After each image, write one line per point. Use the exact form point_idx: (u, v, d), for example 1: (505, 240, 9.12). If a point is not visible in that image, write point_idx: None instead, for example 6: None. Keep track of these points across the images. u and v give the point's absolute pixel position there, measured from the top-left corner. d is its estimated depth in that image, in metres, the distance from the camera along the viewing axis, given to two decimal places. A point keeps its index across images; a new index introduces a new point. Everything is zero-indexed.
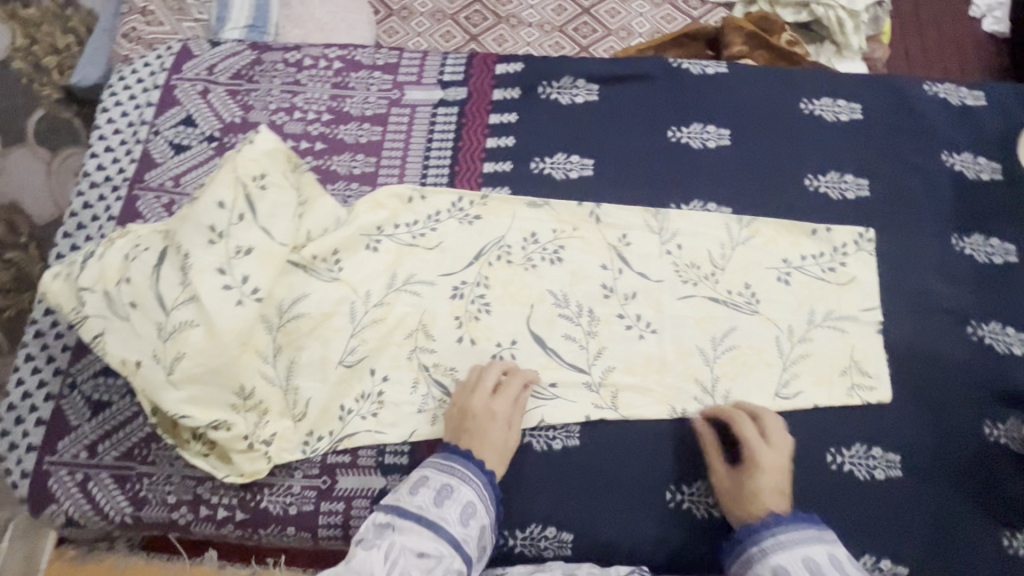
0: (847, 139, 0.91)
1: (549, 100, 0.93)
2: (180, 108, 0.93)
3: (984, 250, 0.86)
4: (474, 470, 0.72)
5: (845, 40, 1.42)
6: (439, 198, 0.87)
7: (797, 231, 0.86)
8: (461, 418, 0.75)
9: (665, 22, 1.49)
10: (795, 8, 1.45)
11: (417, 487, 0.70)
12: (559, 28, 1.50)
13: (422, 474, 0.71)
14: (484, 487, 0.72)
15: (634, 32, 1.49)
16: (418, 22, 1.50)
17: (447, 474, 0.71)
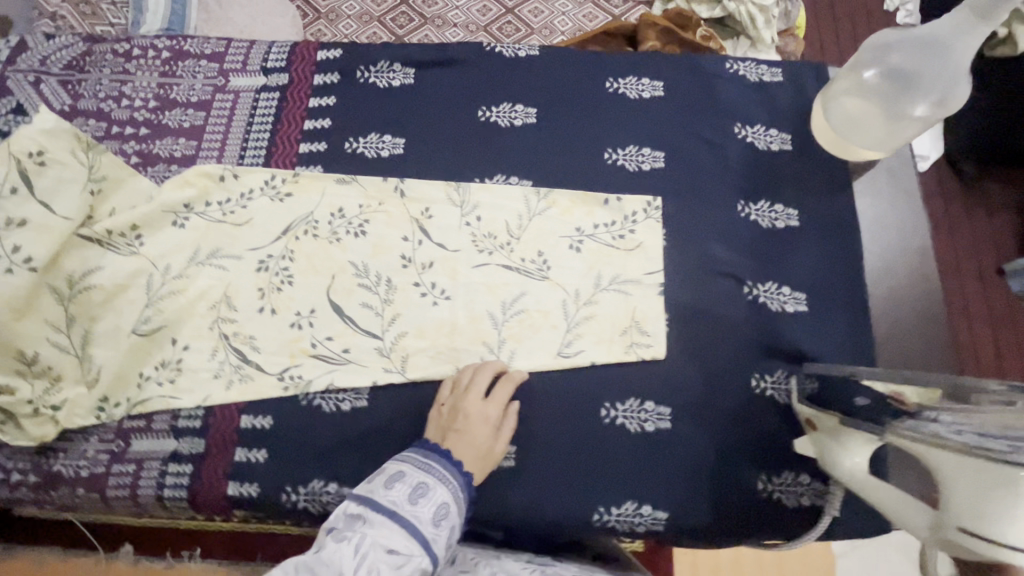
0: (647, 115, 0.96)
1: (367, 84, 0.98)
2: (11, 97, 0.97)
3: (768, 216, 0.91)
4: (455, 474, 0.71)
5: (758, 34, 1.47)
6: (251, 177, 0.92)
7: (590, 201, 0.91)
8: (454, 416, 0.77)
9: (585, 20, 1.56)
10: (709, 6, 1.53)
11: (392, 481, 0.68)
12: (483, 28, 1.54)
13: (397, 470, 0.70)
14: (460, 491, 0.71)
15: (555, 30, 1.55)
16: (345, 24, 1.51)
17: (424, 472, 0.70)
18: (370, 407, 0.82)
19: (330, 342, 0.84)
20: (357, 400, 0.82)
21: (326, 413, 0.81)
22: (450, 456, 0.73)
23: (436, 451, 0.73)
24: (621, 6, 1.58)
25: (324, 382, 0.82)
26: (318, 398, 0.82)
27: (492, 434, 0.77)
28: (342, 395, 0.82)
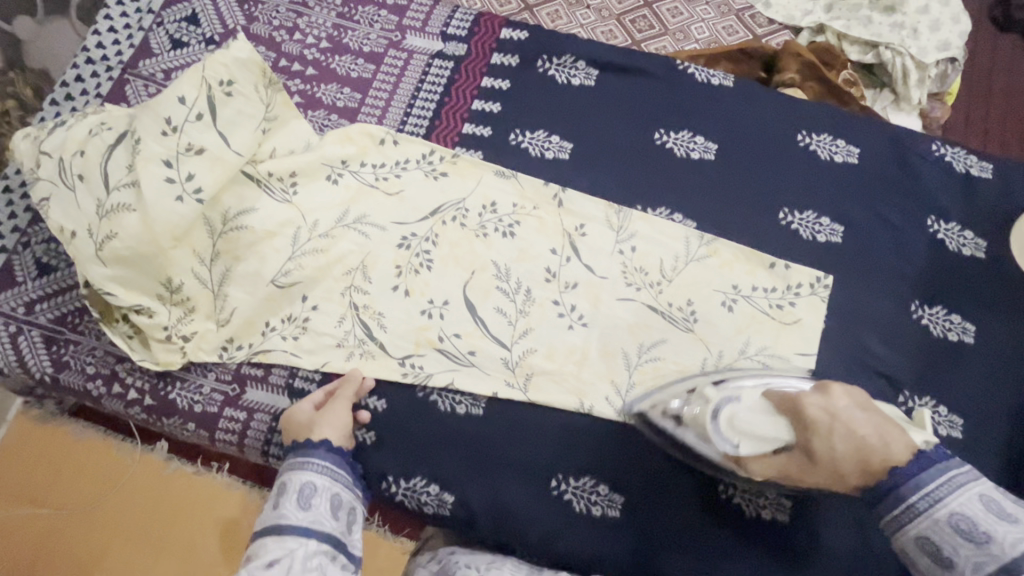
0: (834, 181, 0.88)
1: (546, 76, 0.92)
2: (187, 5, 0.94)
3: (942, 324, 0.83)
4: (322, 453, 0.70)
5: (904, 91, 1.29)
6: (410, 147, 0.88)
7: (755, 260, 0.85)
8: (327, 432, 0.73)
9: (724, 33, 1.34)
10: (862, 47, 1.33)
11: (285, 494, 0.65)
12: (615, 15, 1.36)
13: (282, 483, 0.67)
14: (336, 465, 0.71)
15: (690, 36, 1.35)
16: None
17: (297, 472, 0.68)
18: (484, 417, 0.79)
19: (457, 340, 0.81)
20: (473, 407, 0.79)
21: (439, 411, 0.79)
22: (312, 446, 0.71)
23: (302, 446, 0.71)
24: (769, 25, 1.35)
25: (444, 380, 0.79)
26: (435, 394, 0.79)
27: (324, 411, 0.74)
28: (458, 398, 0.79)
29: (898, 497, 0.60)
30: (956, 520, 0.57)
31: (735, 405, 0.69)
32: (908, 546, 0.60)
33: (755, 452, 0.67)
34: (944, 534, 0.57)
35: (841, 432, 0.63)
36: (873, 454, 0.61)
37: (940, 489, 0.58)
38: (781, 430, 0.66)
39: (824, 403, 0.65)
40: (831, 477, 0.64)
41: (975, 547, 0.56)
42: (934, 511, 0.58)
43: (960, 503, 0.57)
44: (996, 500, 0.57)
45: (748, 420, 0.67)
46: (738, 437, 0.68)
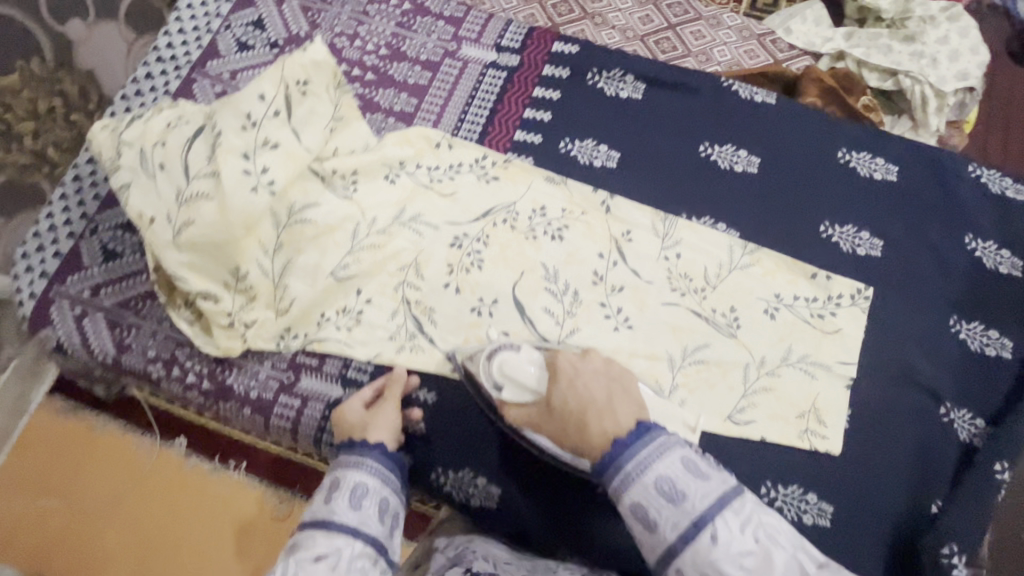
0: (873, 197, 0.91)
1: (595, 88, 0.96)
2: (254, 10, 0.98)
3: (980, 339, 0.85)
4: (375, 456, 0.70)
5: (924, 118, 1.37)
6: (464, 151, 0.91)
7: (797, 270, 0.87)
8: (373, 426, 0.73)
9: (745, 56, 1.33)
10: (882, 76, 1.41)
11: (333, 491, 0.66)
12: (639, 38, 1.37)
13: (334, 481, 0.68)
14: (387, 471, 0.70)
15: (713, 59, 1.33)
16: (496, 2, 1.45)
17: (354, 470, 0.68)
18: None
19: (505, 337, 0.83)
20: None
21: (488, 406, 0.80)
22: (368, 447, 0.71)
23: (357, 448, 0.71)
24: (787, 49, 1.39)
25: None
26: None
27: (374, 412, 0.75)
28: None
29: (617, 467, 0.60)
30: (660, 481, 0.58)
31: (512, 355, 0.74)
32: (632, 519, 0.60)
33: (515, 398, 0.73)
34: (653, 499, 0.58)
35: (578, 388, 0.67)
36: (595, 411, 0.65)
37: (654, 459, 0.59)
38: (537, 382, 0.72)
39: (576, 363, 0.70)
40: (559, 429, 0.68)
41: (673, 507, 0.57)
42: (643, 477, 0.59)
43: (665, 466, 0.59)
44: (695, 461, 0.60)
45: (521, 371, 0.73)
46: (503, 381, 0.74)
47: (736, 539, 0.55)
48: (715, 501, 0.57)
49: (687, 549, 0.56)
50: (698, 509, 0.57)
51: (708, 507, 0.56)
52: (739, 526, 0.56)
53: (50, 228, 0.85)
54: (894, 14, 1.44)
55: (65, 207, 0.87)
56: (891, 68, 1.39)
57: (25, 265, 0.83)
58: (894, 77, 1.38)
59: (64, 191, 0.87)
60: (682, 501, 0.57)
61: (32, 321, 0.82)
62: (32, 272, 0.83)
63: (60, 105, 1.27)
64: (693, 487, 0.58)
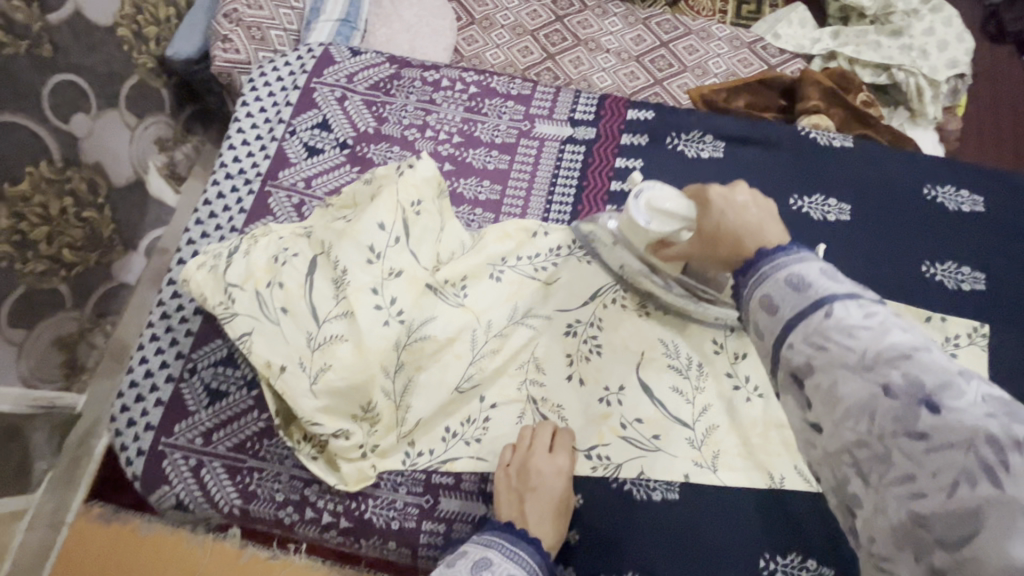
0: (966, 231, 0.92)
1: (676, 151, 0.95)
2: (317, 111, 0.95)
3: (954, 277, 0.90)
4: (534, 554, 0.69)
5: (921, 108, 1.48)
6: (561, 236, 0.89)
7: (911, 315, 0.87)
8: (524, 480, 0.74)
9: (741, 66, 1.52)
10: (875, 71, 1.52)
11: (480, 570, 0.66)
12: (635, 57, 1.54)
13: (483, 556, 0.67)
14: (540, 570, 0.69)
15: (709, 71, 1.52)
16: (498, 34, 1.57)
17: (514, 563, 0.67)
18: (681, 503, 0.78)
19: (640, 425, 0.81)
20: (668, 492, 0.79)
21: (637, 501, 0.78)
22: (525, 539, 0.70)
23: (519, 537, 0.70)
24: (778, 55, 1.54)
25: (635, 470, 0.79)
26: (629, 483, 0.79)
27: (539, 477, 0.74)
28: (653, 484, 0.79)
29: (753, 271, 0.50)
30: (791, 278, 0.47)
31: (656, 191, 0.77)
32: (756, 311, 0.49)
33: (661, 228, 0.76)
34: (780, 291, 0.47)
35: (734, 209, 0.61)
36: (748, 234, 0.58)
37: (787, 261, 0.48)
38: (686, 210, 0.73)
39: (729, 194, 0.64)
40: (708, 248, 0.64)
41: (800, 298, 0.45)
42: (775, 275, 0.48)
43: (801, 267, 0.47)
44: (835, 273, 0.46)
45: (662, 201, 0.75)
46: (650, 216, 0.77)
47: (850, 314, 0.42)
48: (846, 297, 0.43)
49: (798, 325, 0.44)
50: (823, 298, 0.44)
51: (836, 292, 0.43)
52: (863, 316, 0.42)
53: (147, 374, 0.81)
54: (876, 11, 1.58)
55: (158, 348, 0.82)
56: (882, 63, 1.51)
57: (127, 418, 0.79)
58: (888, 70, 1.50)
59: (154, 331, 0.83)
60: (808, 290, 0.45)
61: (146, 478, 0.77)
62: (136, 425, 0.79)
63: (67, 204, 1.11)
64: (823, 286, 0.44)
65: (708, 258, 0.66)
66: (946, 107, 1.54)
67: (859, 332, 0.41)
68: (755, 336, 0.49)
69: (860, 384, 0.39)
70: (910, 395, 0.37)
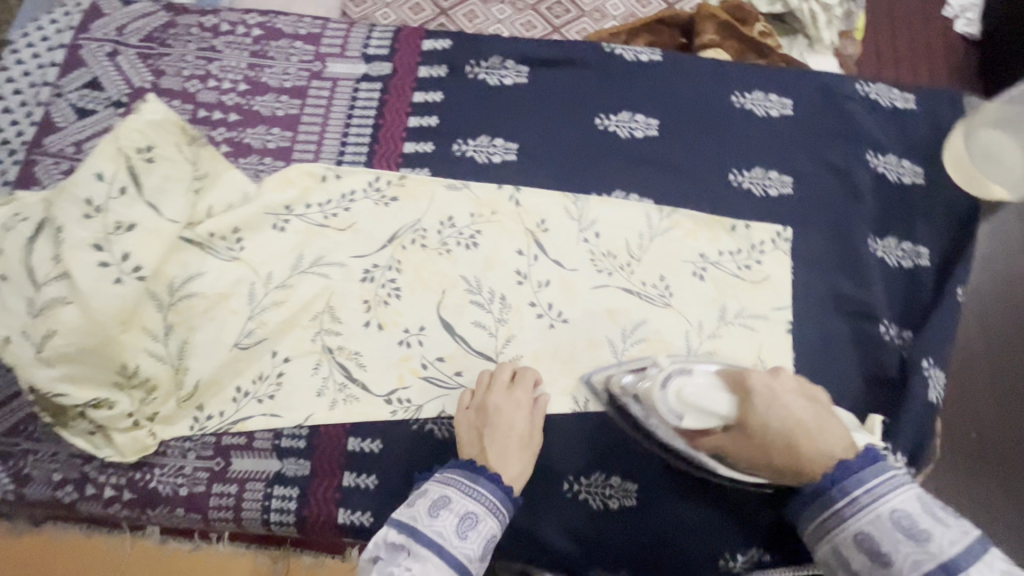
0: (774, 135, 0.90)
1: (476, 80, 0.91)
2: (86, 69, 0.88)
3: (761, 183, 0.88)
4: (491, 489, 0.68)
5: (817, 34, 1.41)
6: (354, 178, 0.85)
7: (716, 226, 0.86)
8: (483, 416, 0.73)
9: (639, 6, 1.45)
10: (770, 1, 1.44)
11: (437, 509, 0.65)
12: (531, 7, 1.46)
13: (441, 494, 0.67)
14: (501, 505, 0.68)
15: (607, 14, 1.46)
16: None
17: (471, 500, 0.67)
18: None
19: (441, 363, 0.79)
20: None
21: (438, 440, 0.77)
22: (486, 475, 0.68)
23: (480, 473, 0.69)
24: None
25: (436, 409, 0.77)
26: (430, 423, 0.77)
27: (497, 411, 0.73)
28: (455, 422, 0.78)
29: (842, 491, 0.65)
30: (898, 516, 0.62)
31: (687, 380, 0.70)
32: (827, 559, 0.67)
33: (697, 424, 0.69)
34: (888, 531, 0.62)
35: (778, 409, 0.67)
36: (804, 435, 0.67)
37: (882, 485, 0.64)
38: (727, 407, 0.68)
39: (770, 381, 0.69)
40: (755, 449, 0.68)
41: (916, 546, 0.60)
42: (876, 507, 0.63)
43: (901, 501, 0.62)
44: (931, 502, 0.63)
45: (692, 383, 0.70)
46: (682, 409, 0.70)
47: (942, 533, 0.59)
48: (963, 551, 0.58)
49: None
50: (944, 554, 0.58)
51: (960, 553, 0.58)
52: (993, 573, 0.56)
53: None
54: None
55: None
56: None
57: None
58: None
59: None
60: (927, 543, 0.59)
61: None
62: None
63: None
64: (937, 538, 0.59)
65: (745, 457, 0.69)
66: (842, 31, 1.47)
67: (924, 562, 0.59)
68: (841, 566, 0.65)
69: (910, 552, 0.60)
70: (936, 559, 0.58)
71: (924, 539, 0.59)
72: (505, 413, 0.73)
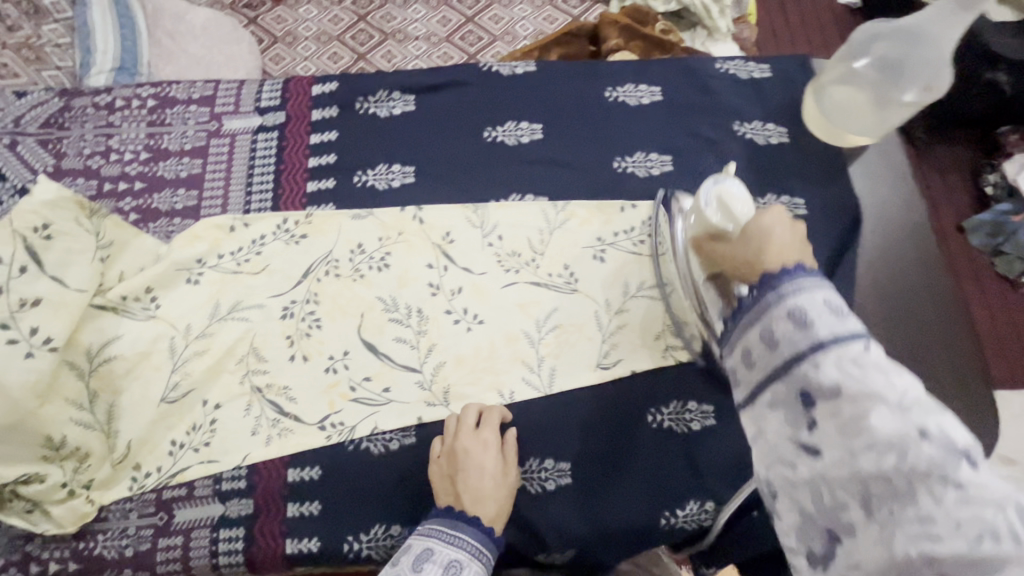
0: (648, 120, 0.98)
1: (368, 115, 0.97)
2: None
3: (644, 165, 0.96)
4: (473, 533, 0.71)
5: (714, 23, 1.62)
6: (262, 224, 0.89)
7: (608, 211, 0.92)
8: (452, 463, 0.76)
9: (547, 23, 1.65)
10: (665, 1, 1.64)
11: (421, 563, 0.68)
12: (445, 38, 1.62)
13: (424, 547, 0.70)
14: (484, 547, 0.71)
15: (517, 35, 1.64)
16: (304, 46, 1.59)
17: (455, 548, 0.70)
18: (420, 444, 0.80)
19: (368, 383, 0.83)
20: (405, 438, 0.80)
21: (375, 456, 0.79)
22: (465, 519, 0.72)
23: (459, 519, 0.72)
24: (580, 6, 1.67)
25: (368, 426, 0.80)
26: (365, 441, 0.80)
27: (466, 456, 0.76)
28: (389, 436, 0.80)
29: (789, 279, 0.52)
30: (829, 300, 0.50)
31: (734, 184, 0.73)
32: (742, 348, 0.55)
33: (715, 217, 0.71)
34: (816, 308, 0.49)
35: (791, 235, 0.55)
36: (774, 249, 0.54)
37: (817, 284, 0.51)
38: (744, 213, 0.70)
39: (789, 219, 0.57)
40: (734, 248, 0.59)
41: (836, 319, 0.48)
42: (812, 292, 0.50)
43: (833, 291, 0.51)
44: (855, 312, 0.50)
45: (738, 199, 0.71)
46: (714, 203, 0.72)
47: (885, 366, 0.45)
48: (865, 337, 0.48)
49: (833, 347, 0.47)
50: (858, 330, 0.47)
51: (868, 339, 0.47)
52: (897, 371, 0.45)
53: None
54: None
55: None
56: None
57: None
58: None
59: None
60: (847, 318, 0.48)
61: None
62: None
63: None
64: (859, 321, 0.49)
65: (727, 257, 0.60)
66: (735, 18, 1.68)
67: (890, 377, 0.45)
68: (745, 365, 0.55)
69: (894, 423, 0.43)
70: (946, 446, 0.41)
71: (881, 374, 0.45)
72: (473, 460, 0.75)
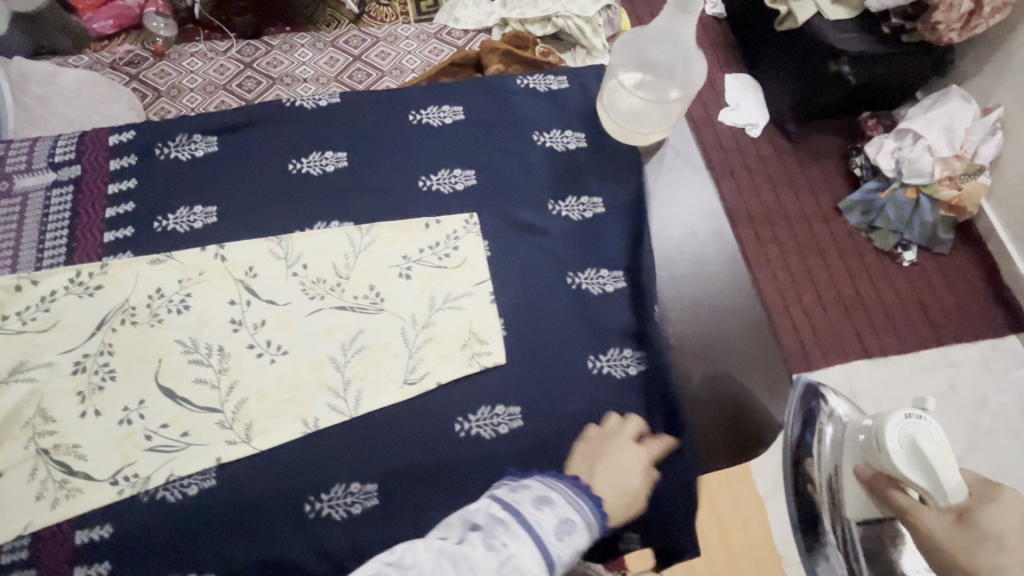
0: (451, 139, 1.02)
1: (168, 160, 0.97)
2: None
3: (448, 182, 0.99)
4: (591, 503, 0.69)
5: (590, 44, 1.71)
6: (53, 279, 0.86)
7: (412, 228, 0.94)
8: (597, 451, 0.80)
9: (432, 55, 1.67)
10: (542, 24, 1.75)
11: (542, 503, 0.66)
12: (333, 79, 1.64)
13: (546, 492, 0.68)
14: (592, 520, 0.68)
15: (405, 69, 1.65)
16: (189, 98, 1.55)
17: (573, 506, 0.67)
18: (218, 486, 0.79)
19: (166, 429, 0.80)
20: (204, 481, 0.79)
21: (171, 504, 0.77)
22: (594, 503, 0.70)
23: (582, 489, 0.70)
24: (463, 36, 1.72)
25: (163, 474, 0.78)
26: (161, 490, 0.78)
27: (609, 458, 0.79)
28: (187, 480, 0.79)
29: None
30: None
31: (921, 427, 0.70)
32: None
33: (898, 472, 0.69)
34: None
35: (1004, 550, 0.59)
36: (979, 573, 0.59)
37: None
38: (928, 477, 0.67)
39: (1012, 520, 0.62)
40: (949, 533, 0.63)
41: None
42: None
43: None
44: None
45: (934, 452, 0.67)
46: (902, 453, 0.69)
47: None
48: None
49: None
50: None
51: None
52: None
53: None
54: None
55: None
56: (543, 16, 1.73)
57: None
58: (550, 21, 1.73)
59: None
60: None
61: None
62: None
63: None
64: None
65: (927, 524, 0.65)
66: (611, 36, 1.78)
67: None
68: None
69: None
70: None
71: None
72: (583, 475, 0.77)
